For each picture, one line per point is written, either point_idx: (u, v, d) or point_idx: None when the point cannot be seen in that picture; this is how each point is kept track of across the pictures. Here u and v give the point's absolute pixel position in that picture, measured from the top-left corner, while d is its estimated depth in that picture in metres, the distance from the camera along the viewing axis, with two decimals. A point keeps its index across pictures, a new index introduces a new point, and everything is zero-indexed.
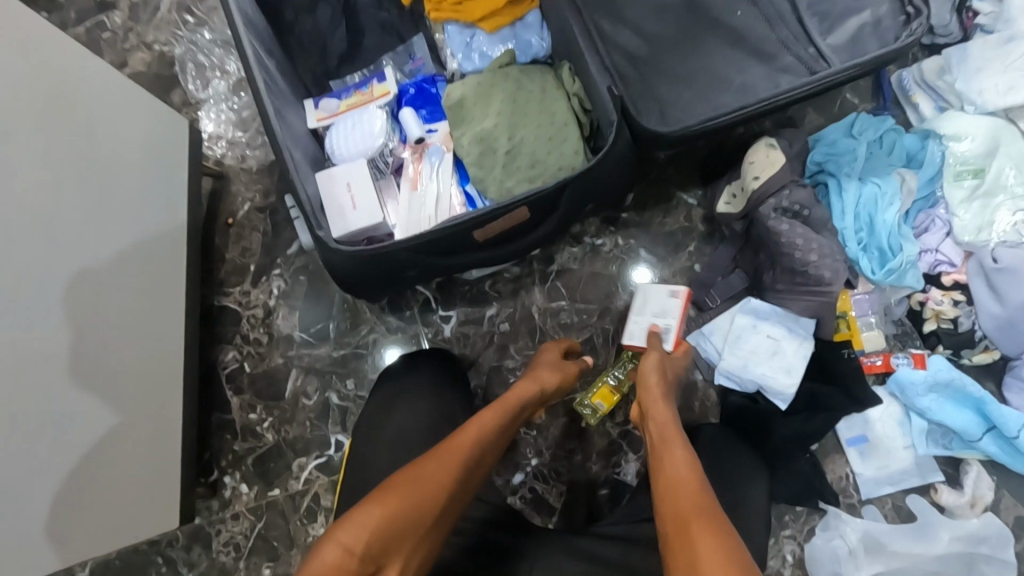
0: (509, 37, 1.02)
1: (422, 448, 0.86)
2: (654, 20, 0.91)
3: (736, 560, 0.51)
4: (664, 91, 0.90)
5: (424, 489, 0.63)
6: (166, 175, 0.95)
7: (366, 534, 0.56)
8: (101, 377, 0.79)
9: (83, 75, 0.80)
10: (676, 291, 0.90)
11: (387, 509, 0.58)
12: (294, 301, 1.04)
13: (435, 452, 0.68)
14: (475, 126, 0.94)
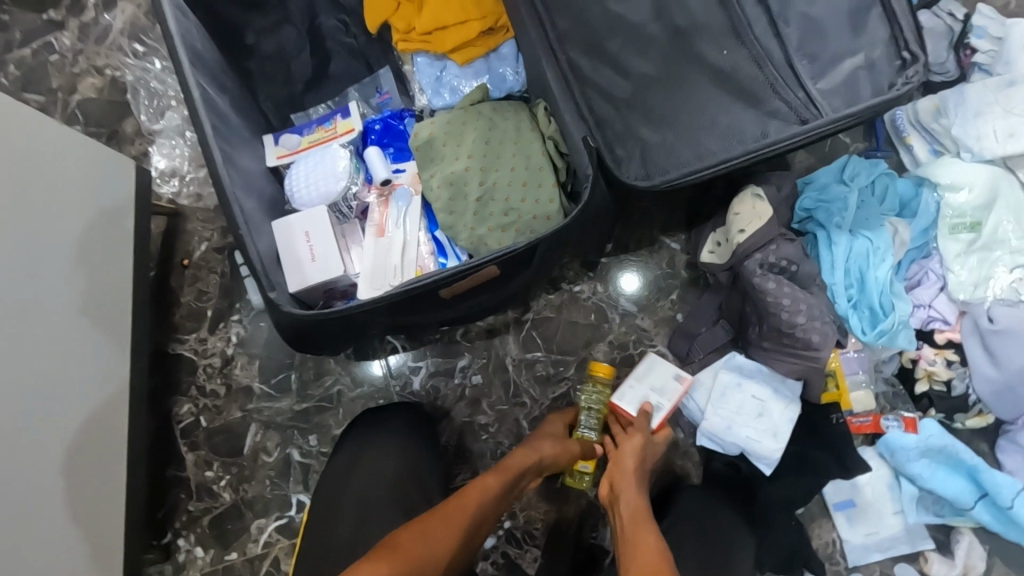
0: (483, 70, 0.96)
1: (389, 506, 0.81)
2: (635, 58, 0.85)
3: None
4: (644, 136, 0.84)
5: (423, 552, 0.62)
6: (119, 211, 0.89)
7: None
8: (34, 452, 0.73)
9: (18, 115, 0.74)
10: (681, 374, 0.86)
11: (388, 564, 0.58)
12: (253, 349, 0.98)
13: (437, 514, 0.67)
14: (445, 169, 0.88)
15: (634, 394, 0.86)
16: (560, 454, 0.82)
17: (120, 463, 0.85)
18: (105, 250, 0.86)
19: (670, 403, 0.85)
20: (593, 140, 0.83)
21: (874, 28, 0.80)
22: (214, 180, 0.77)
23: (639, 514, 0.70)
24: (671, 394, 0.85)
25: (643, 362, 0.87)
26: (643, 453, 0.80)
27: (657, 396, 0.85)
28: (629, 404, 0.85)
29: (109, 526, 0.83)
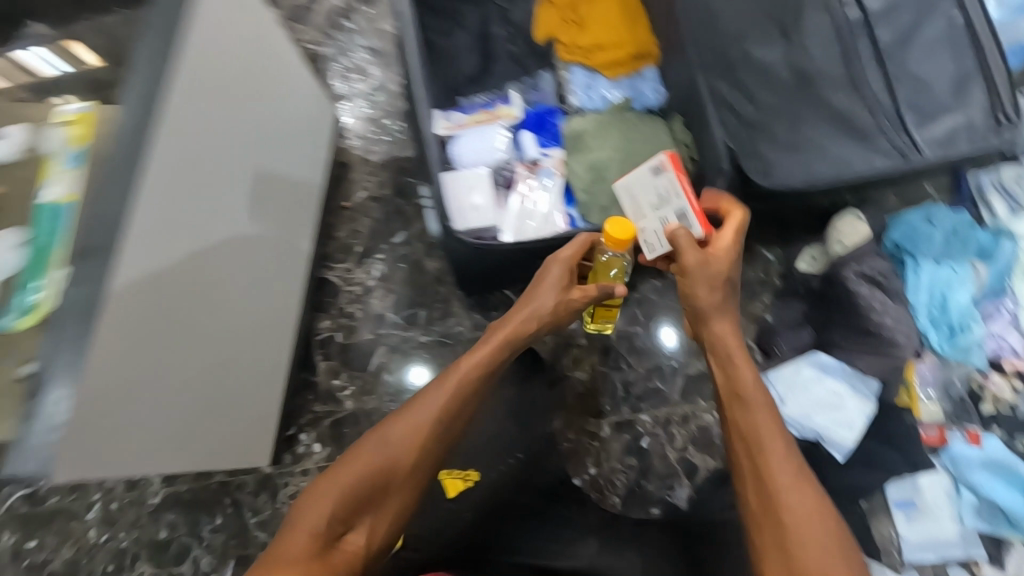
0: (627, 86, 1.13)
1: (512, 432, 0.89)
2: (766, 89, 1.00)
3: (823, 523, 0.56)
4: (768, 156, 0.98)
5: (391, 455, 0.63)
6: (312, 169, 1.04)
7: (325, 511, 0.60)
8: (245, 328, 0.87)
9: (294, 63, 0.93)
10: (659, 161, 0.81)
11: (352, 482, 0.61)
12: (391, 285, 1.14)
13: (400, 419, 0.65)
14: (592, 157, 1.04)
15: (656, 230, 0.79)
16: (558, 309, 0.74)
17: (261, 390, 0.93)
18: (293, 203, 0.98)
19: (687, 201, 0.77)
20: (732, 145, 1.00)
21: (974, 97, 0.95)
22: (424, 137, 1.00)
23: (739, 382, 0.64)
24: (680, 189, 0.78)
25: (632, 179, 0.84)
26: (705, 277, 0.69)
27: (669, 210, 0.78)
28: (658, 242, 0.78)
29: (242, 416, 0.90)
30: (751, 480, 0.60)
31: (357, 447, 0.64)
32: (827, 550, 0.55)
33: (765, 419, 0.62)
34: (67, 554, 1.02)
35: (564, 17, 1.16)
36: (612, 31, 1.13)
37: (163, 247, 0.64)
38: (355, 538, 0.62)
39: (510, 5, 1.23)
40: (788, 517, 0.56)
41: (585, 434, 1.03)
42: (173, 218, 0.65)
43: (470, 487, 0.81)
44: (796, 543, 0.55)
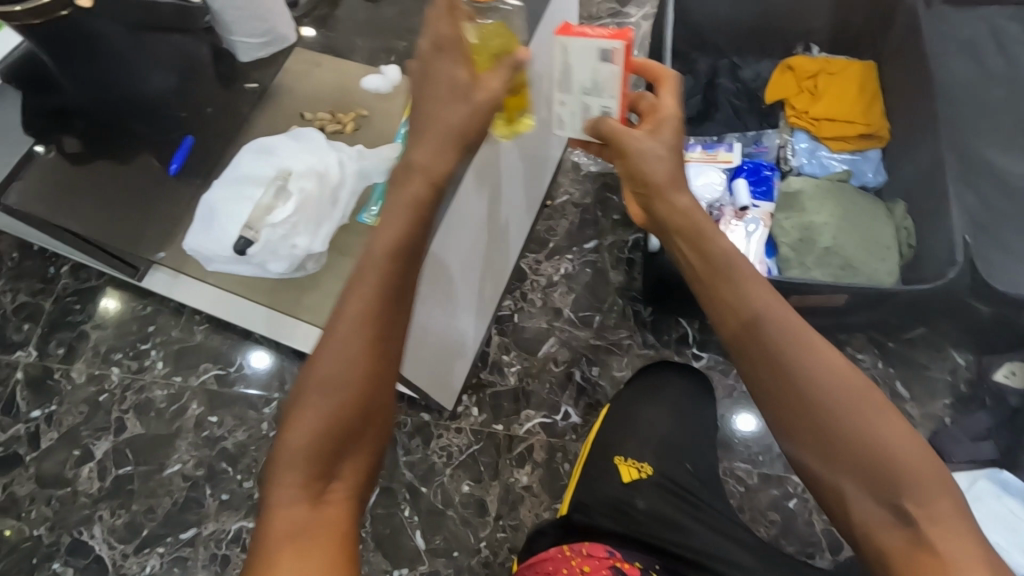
0: (849, 160, 1.17)
1: (684, 447, 0.96)
2: (1003, 196, 1.01)
3: (845, 388, 0.50)
4: (995, 258, 0.97)
5: (332, 384, 0.53)
6: (545, 171, 1.18)
7: (298, 473, 0.52)
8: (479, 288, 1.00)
9: None
10: (605, 48, 0.64)
11: (311, 433, 0.52)
12: (574, 285, 1.21)
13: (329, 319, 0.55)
14: (806, 217, 1.08)
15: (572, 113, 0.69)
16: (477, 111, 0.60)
17: (471, 343, 1.07)
18: (531, 194, 1.13)
19: (615, 79, 0.65)
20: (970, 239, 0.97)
21: None
22: None
23: (713, 249, 0.58)
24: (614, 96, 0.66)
25: (556, 54, 0.66)
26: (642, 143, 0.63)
27: (596, 100, 0.67)
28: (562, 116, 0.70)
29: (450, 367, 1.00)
30: (781, 391, 0.52)
31: (302, 395, 0.54)
32: (861, 391, 0.50)
33: (754, 277, 0.55)
34: (240, 437, 1.14)
35: (798, 86, 1.22)
36: (846, 107, 1.18)
37: (460, 208, 0.80)
38: (342, 486, 0.54)
39: (743, 62, 1.29)
40: (808, 376, 0.51)
41: (733, 476, 1.04)
42: (468, 190, 0.80)
43: (644, 479, 0.91)
44: (824, 403, 0.50)
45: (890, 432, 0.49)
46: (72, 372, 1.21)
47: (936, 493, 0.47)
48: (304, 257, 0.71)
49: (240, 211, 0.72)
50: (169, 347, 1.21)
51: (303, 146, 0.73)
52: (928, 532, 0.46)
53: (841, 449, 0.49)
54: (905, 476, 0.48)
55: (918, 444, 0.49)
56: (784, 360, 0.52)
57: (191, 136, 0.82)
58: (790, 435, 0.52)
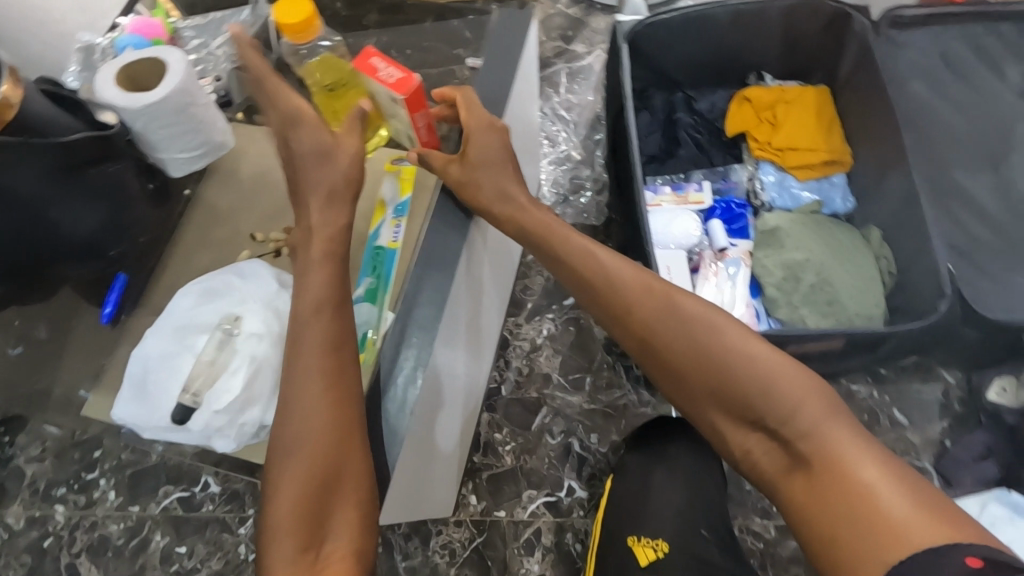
0: (816, 188, 1.16)
1: (702, 513, 0.90)
2: (972, 218, 1.02)
3: (686, 342, 0.66)
4: (975, 282, 0.98)
5: (287, 440, 0.56)
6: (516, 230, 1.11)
7: (283, 534, 0.53)
8: (461, 393, 0.92)
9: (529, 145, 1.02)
10: (393, 96, 0.66)
11: (291, 496, 0.55)
12: (559, 346, 1.15)
13: (295, 362, 0.58)
14: (785, 255, 1.07)
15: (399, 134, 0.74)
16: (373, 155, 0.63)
17: (464, 432, 0.99)
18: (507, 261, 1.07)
19: (408, 120, 0.68)
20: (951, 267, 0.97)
21: None
22: (638, 218, 1.01)
23: (566, 252, 0.72)
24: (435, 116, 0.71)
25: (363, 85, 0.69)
26: (467, 170, 0.72)
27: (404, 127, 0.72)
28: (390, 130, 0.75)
29: (439, 478, 0.90)
30: (650, 358, 0.69)
31: (273, 472, 0.56)
32: (735, 337, 0.65)
33: (603, 269, 0.71)
34: (214, 567, 1.03)
35: (755, 118, 1.20)
36: (807, 134, 1.17)
37: (451, 326, 0.76)
38: (338, 546, 0.55)
39: (699, 94, 1.26)
40: (669, 344, 0.67)
41: (751, 533, 1.00)
42: (456, 303, 0.77)
43: (661, 561, 0.85)
44: (686, 361, 0.66)
45: (747, 360, 0.63)
46: (6, 518, 1.05)
47: (809, 409, 0.61)
48: (259, 426, 0.59)
49: (178, 368, 0.59)
50: (121, 474, 1.07)
51: (251, 282, 0.63)
52: (806, 448, 0.60)
53: (715, 396, 0.65)
54: (766, 398, 0.62)
55: (794, 371, 0.63)
56: (649, 336, 0.68)
57: (124, 271, 0.69)
58: (674, 393, 0.69)
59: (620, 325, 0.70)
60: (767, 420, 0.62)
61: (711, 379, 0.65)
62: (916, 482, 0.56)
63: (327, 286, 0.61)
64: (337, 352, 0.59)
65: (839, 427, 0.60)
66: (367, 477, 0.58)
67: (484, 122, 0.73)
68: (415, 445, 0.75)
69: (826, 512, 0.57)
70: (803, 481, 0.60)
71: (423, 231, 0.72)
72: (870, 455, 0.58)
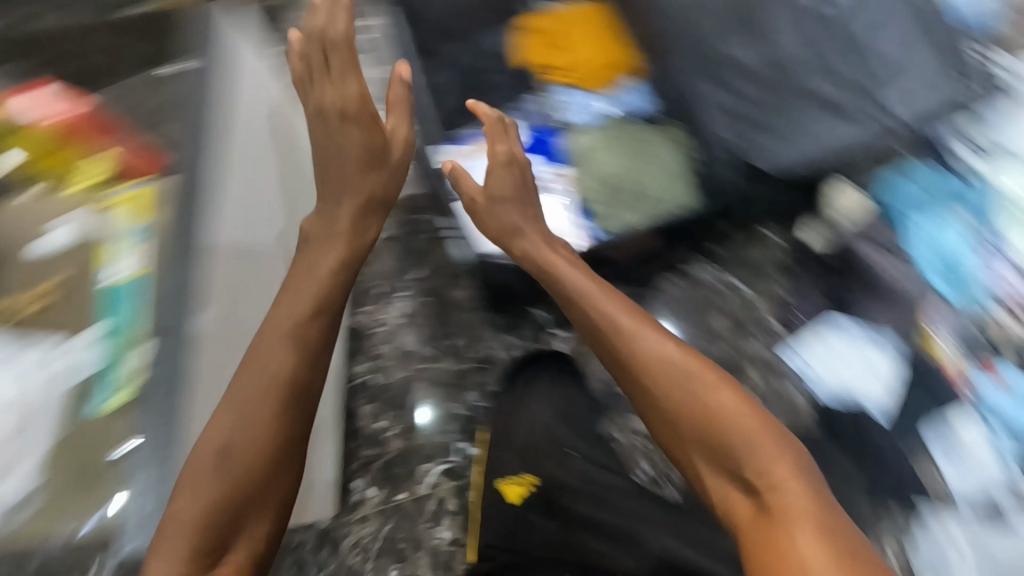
0: (613, 99, 1.19)
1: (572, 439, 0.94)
2: (747, 82, 1.06)
3: (676, 387, 0.76)
4: (762, 143, 1.03)
5: (219, 477, 0.72)
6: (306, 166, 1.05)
7: (183, 550, 0.69)
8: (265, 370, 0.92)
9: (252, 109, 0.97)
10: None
11: (202, 517, 0.71)
12: (418, 320, 1.14)
13: (226, 408, 0.76)
14: (599, 171, 1.11)
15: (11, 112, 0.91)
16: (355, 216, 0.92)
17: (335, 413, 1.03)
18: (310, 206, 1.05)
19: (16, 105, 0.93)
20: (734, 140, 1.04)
21: (936, 63, 1.01)
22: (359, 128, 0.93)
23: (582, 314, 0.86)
24: (220, 127, 0.91)
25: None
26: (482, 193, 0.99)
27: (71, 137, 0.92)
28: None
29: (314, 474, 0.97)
30: (640, 393, 0.79)
31: (182, 491, 0.72)
32: (723, 396, 0.74)
33: (618, 329, 0.82)
34: None
35: (541, 44, 1.21)
36: (588, 49, 1.20)
37: (229, 307, 0.87)
38: (236, 555, 0.73)
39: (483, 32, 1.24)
40: (659, 385, 0.77)
41: (635, 432, 1.05)
42: (239, 281, 0.89)
43: (532, 492, 0.88)
44: (675, 402, 0.75)
45: (727, 410, 0.73)
46: None
47: (778, 464, 0.69)
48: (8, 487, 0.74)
49: None
50: None
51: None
52: (768, 497, 0.68)
53: (693, 435, 0.74)
54: (738, 442, 0.71)
55: (767, 434, 0.72)
56: (643, 377, 0.78)
57: None
58: (657, 427, 0.78)
59: (620, 366, 0.81)
60: (747, 472, 0.70)
61: (692, 416, 0.74)
62: (852, 544, 0.63)
63: (281, 359, 0.78)
64: (252, 415, 0.75)
65: (801, 484, 0.68)
66: (280, 509, 0.77)
67: (502, 159, 0.98)
68: (315, 424, 0.96)
69: (763, 553, 0.64)
70: (760, 526, 0.67)
71: (168, 258, 0.83)
72: (818, 511, 0.65)
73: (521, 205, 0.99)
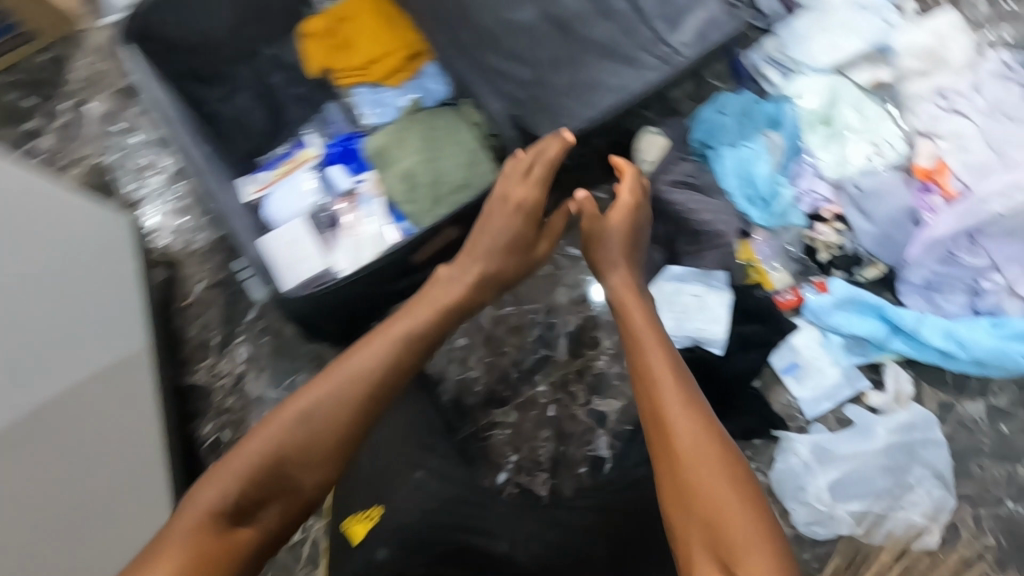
0: (413, 87, 1.13)
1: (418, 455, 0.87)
2: (531, 47, 1.04)
3: (701, 441, 0.62)
4: (556, 107, 1.02)
5: (265, 447, 0.65)
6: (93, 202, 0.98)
7: (207, 509, 0.60)
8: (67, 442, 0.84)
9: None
10: None
11: (242, 480, 0.63)
12: (261, 363, 1.10)
13: (346, 379, 0.70)
14: (399, 168, 1.04)
15: None
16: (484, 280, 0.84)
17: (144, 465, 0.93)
18: (107, 243, 0.98)
19: None
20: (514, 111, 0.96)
21: None
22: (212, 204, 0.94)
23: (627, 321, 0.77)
24: None
25: None
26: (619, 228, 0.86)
27: None
28: None
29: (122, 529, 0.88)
30: (652, 425, 0.66)
31: (242, 447, 0.65)
32: (712, 477, 0.60)
33: (657, 355, 0.71)
34: None
35: (329, 47, 1.15)
36: (378, 42, 1.13)
37: None
38: (250, 528, 0.62)
39: (282, 48, 1.22)
40: (677, 432, 0.63)
41: (496, 425, 1.03)
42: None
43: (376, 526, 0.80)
44: (688, 455, 0.61)
45: (738, 497, 0.58)
46: None
47: None
48: None
49: None
50: None
51: None
52: None
53: (697, 509, 0.59)
54: (741, 537, 0.56)
55: (771, 547, 0.55)
56: (666, 418, 0.65)
57: None
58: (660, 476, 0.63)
59: (641, 386, 0.69)
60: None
61: (697, 474, 0.60)
62: None
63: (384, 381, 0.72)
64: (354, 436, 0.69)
65: None
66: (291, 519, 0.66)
67: (632, 202, 0.88)
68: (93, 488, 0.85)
69: None
70: None
71: None
72: None
73: (629, 237, 0.86)
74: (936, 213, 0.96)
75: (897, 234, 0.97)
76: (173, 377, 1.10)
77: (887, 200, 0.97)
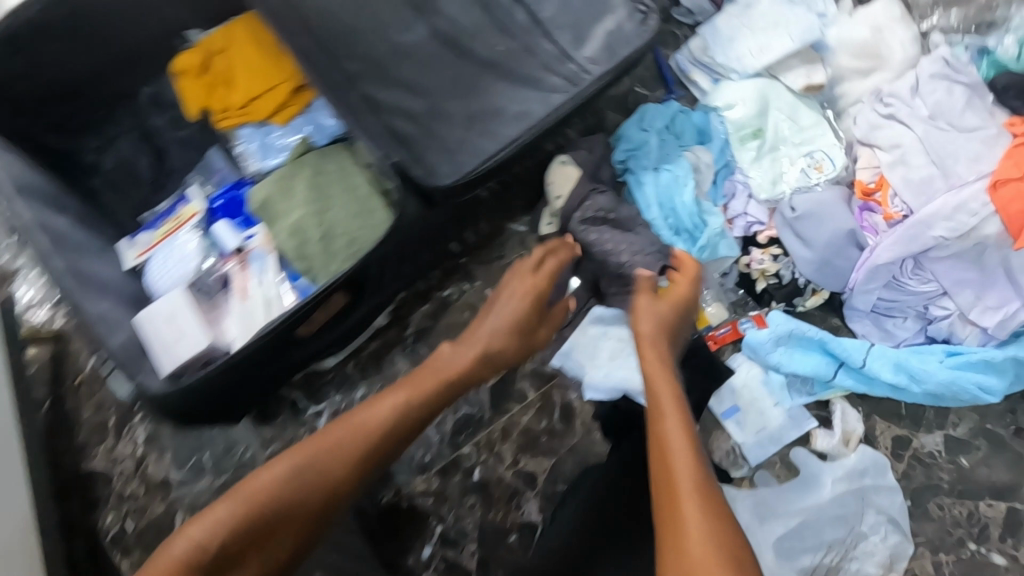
0: (302, 124, 1.02)
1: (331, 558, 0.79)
2: (423, 74, 0.91)
3: (714, 537, 0.54)
4: (452, 137, 0.89)
5: (267, 491, 0.63)
6: None
7: (198, 545, 0.59)
8: None
9: None
10: None
11: (237, 520, 0.61)
12: (163, 443, 1.01)
13: (344, 437, 0.68)
14: (285, 222, 0.93)
15: None
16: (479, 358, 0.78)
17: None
18: None
19: None
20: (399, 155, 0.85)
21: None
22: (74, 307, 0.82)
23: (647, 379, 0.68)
24: None
25: None
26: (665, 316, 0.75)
27: None
28: None
29: None
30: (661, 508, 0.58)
31: (239, 487, 0.64)
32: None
33: (679, 429, 0.62)
34: None
35: (206, 86, 1.03)
36: (256, 76, 1.01)
37: None
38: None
39: (161, 87, 1.10)
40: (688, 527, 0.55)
41: (418, 495, 0.94)
42: None
43: None
44: (698, 552, 0.53)
45: None
46: None
47: None
48: None
49: None
50: None
51: None
52: None
53: None
54: None
55: None
56: (680, 504, 0.56)
57: None
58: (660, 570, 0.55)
59: (657, 461, 0.61)
60: None
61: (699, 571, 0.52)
62: None
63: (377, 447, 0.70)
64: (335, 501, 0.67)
65: None
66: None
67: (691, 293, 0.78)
68: None
69: None
70: None
71: None
72: None
73: (670, 329, 0.74)
74: (879, 235, 0.87)
75: (838, 260, 0.87)
76: (67, 465, 1.01)
77: (826, 222, 0.87)
